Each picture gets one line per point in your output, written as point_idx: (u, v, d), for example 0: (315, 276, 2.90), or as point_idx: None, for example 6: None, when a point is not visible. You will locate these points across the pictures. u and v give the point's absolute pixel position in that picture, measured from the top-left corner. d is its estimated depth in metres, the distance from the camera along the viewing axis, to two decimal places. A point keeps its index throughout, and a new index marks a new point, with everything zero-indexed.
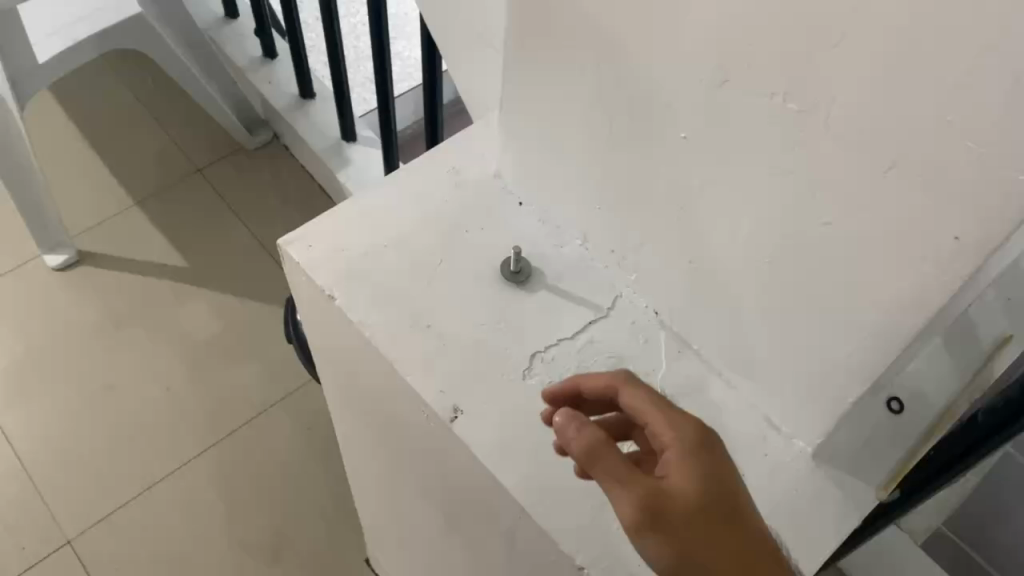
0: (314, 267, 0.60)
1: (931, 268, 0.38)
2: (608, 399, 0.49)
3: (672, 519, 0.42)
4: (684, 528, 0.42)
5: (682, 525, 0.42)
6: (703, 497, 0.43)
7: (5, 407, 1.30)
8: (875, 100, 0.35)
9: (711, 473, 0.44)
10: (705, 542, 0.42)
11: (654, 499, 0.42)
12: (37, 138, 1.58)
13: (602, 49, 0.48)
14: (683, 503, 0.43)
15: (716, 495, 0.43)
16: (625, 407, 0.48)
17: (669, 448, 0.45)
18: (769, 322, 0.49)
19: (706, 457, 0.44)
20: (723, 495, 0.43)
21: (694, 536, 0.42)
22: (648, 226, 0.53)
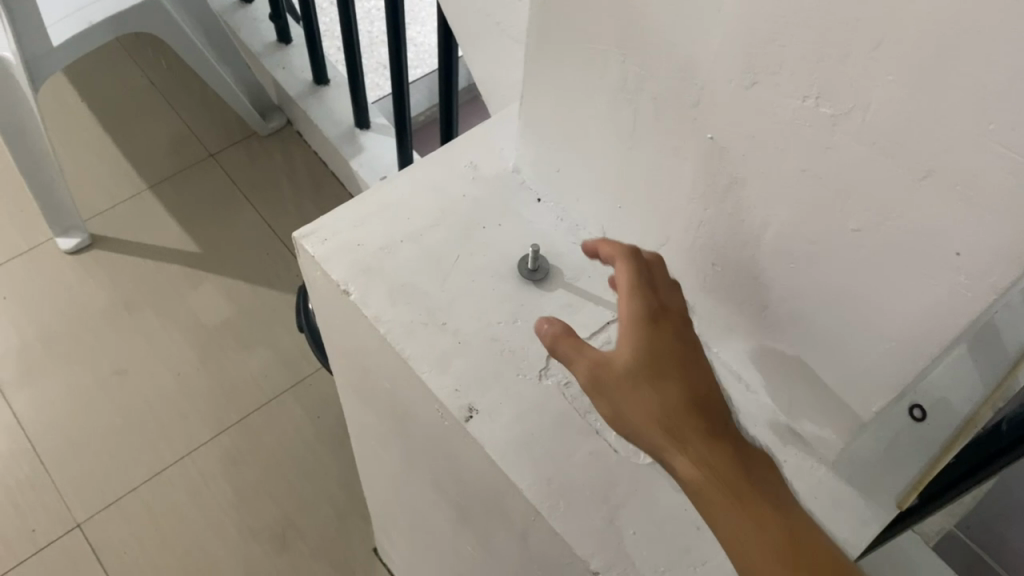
0: (329, 260, 0.59)
1: (964, 279, 0.37)
2: None
3: (611, 389, 0.45)
4: (619, 394, 0.45)
5: (618, 392, 0.45)
6: (642, 365, 0.45)
7: (16, 389, 1.30)
8: (911, 105, 0.34)
9: (657, 345, 0.46)
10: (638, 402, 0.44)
11: (597, 371, 0.45)
12: (51, 120, 1.58)
13: (626, 46, 0.47)
14: (624, 371, 0.45)
15: (655, 364, 0.45)
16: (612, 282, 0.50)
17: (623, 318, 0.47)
18: (793, 327, 0.48)
19: (653, 329, 0.46)
20: (664, 363, 0.45)
21: (627, 400, 0.45)
22: (670, 225, 0.52)
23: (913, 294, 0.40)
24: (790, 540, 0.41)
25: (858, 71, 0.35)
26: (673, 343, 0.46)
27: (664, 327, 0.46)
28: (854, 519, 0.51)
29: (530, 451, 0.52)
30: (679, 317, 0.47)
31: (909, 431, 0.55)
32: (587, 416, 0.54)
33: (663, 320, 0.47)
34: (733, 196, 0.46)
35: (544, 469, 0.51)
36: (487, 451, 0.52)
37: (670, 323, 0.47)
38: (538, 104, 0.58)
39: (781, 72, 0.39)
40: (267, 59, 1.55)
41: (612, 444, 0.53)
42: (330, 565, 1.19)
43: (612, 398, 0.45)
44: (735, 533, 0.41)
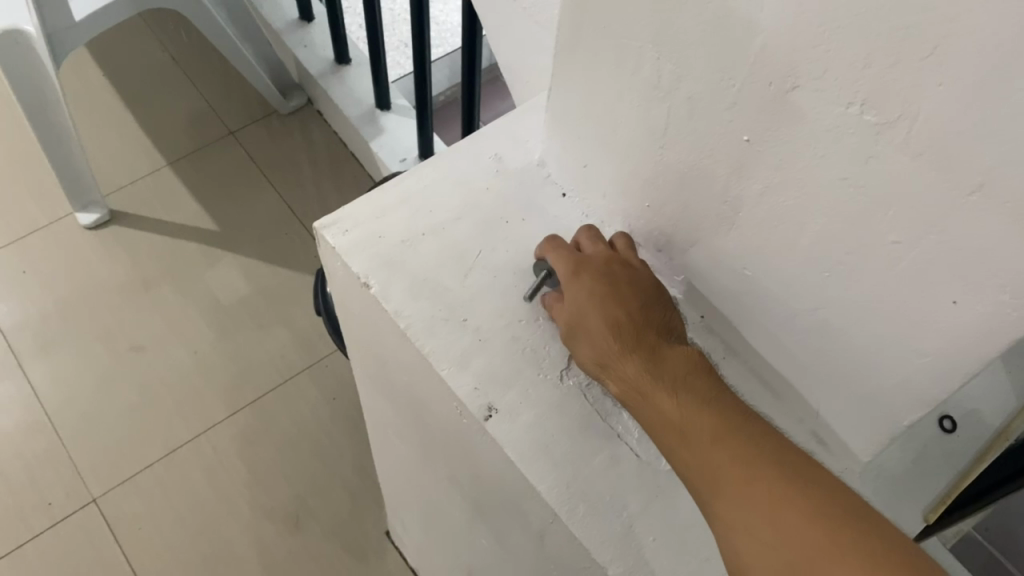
0: (350, 252, 0.58)
1: (1010, 298, 0.36)
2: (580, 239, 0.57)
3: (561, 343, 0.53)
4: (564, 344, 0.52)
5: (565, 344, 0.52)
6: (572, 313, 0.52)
7: (34, 364, 1.30)
8: (962, 119, 0.33)
9: (578, 291, 0.53)
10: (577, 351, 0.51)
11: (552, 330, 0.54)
12: (72, 94, 1.57)
13: (661, 43, 0.45)
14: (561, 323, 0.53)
15: (579, 308, 0.52)
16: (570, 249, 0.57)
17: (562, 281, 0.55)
18: (826, 336, 0.47)
19: (572, 280, 0.53)
20: (585, 309, 0.52)
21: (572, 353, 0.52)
22: (699, 227, 0.51)
23: (955, 311, 0.38)
24: (680, 415, 0.45)
25: (908, 80, 0.34)
26: (595, 283, 0.52)
27: (584, 273, 0.53)
28: None
29: (549, 452, 0.51)
30: (604, 261, 0.54)
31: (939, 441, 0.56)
32: (609, 419, 0.53)
33: (582, 268, 0.53)
34: (767, 201, 0.45)
35: (563, 472, 0.51)
36: (505, 452, 0.51)
37: (590, 268, 0.53)
38: (566, 96, 0.56)
39: (825, 77, 0.37)
40: (289, 37, 1.53)
41: (634, 449, 0.52)
42: (343, 548, 1.19)
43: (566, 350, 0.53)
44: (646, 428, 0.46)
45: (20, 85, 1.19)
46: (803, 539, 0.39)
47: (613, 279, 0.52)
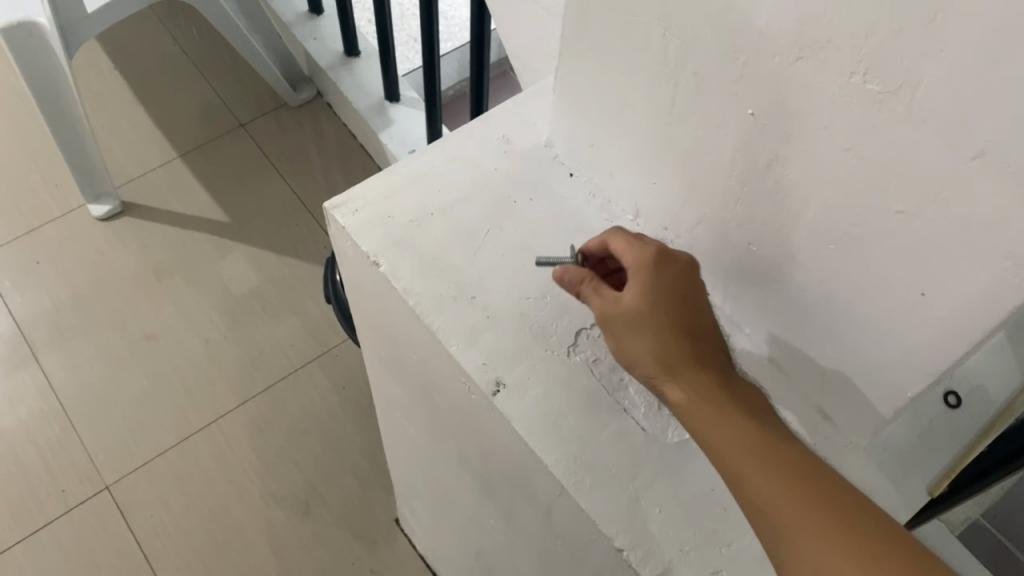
0: (359, 231, 0.59)
1: (1011, 264, 0.36)
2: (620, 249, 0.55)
3: (618, 325, 0.50)
4: (623, 329, 0.49)
5: (625, 327, 0.49)
6: (644, 304, 0.49)
7: (49, 354, 1.32)
8: (965, 83, 0.33)
9: (660, 282, 0.50)
10: (640, 335, 0.49)
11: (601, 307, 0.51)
12: (84, 86, 1.59)
13: (667, 19, 0.46)
14: (626, 309, 0.50)
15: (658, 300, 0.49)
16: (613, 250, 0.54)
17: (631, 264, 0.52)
18: (831, 309, 0.47)
19: (654, 270, 0.50)
20: (661, 302, 0.49)
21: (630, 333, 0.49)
22: (705, 204, 0.52)
23: (957, 280, 0.39)
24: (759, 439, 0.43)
25: (912, 48, 0.34)
26: (677, 284, 0.50)
27: (668, 269, 0.50)
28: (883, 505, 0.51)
29: (557, 427, 0.52)
30: (686, 264, 0.51)
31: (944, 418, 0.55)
32: (616, 394, 0.54)
33: (666, 262, 0.51)
34: (773, 174, 0.45)
35: (570, 446, 0.51)
36: (513, 426, 0.52)
37: (674, 267, 0.51)
38: (573, 75, 0.57)
39: (828, 48, 0.38)
40: (299, 29, 1.54)
41: (640, 423, 0.53)
42: (353, 535, 1.20)
43: (618, 332, 0.50)
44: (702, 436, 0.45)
45: (33, 76, 1.20)
46: (868, 571, 0.37)
47: (692, 288, 0.50)
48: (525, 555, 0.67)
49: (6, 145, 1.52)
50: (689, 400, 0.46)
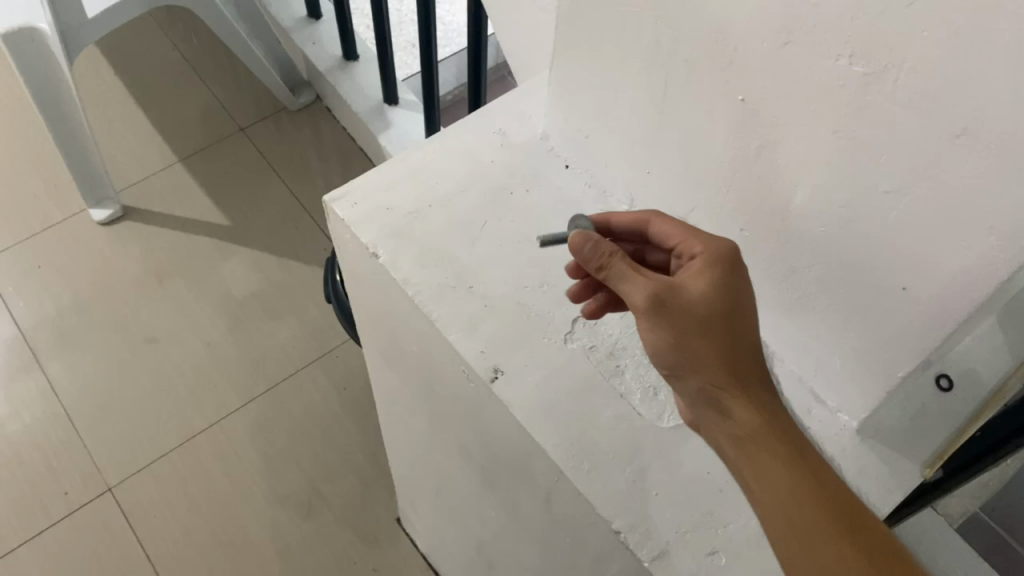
0: (358, 223, 0.60)
1: (998, 240, 0.37)
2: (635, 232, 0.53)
3: (679, 320, 0.46)
4: (686, 328, 0.46)
5: (688, 326, 0.46)
6: (718, 303, 0.46)
7: (51, 358, 1.32)
8: (948, 61, 0.34)
9: (728, 283, 0.47)
10: (712, 336, 0.46)
11: (653, 293, 0.46)
12: (84, 92, 1.60)
13: (658, 8, 0.47)
14: (688, 306, 0.46)
15: (725, 303, 0.46)
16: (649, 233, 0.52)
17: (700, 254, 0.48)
18: (823, 291, 0.48)
19: (723, 269, 0.47)
20: (734, 305, 0.46)
21: (698, 330, 0.46)
22: (699, 191, 0.53)
23: (944, 257, 0.40)
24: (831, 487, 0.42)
25: (897, 28, 0.35)
26: (745, 285, 0.47)
27: (740, 269, 0.48)
28: (878, 484, 0.52)
29: (555, 412, 0.53)
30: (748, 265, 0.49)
31: (935, 402, 0.54)
32: (613, 380, 0.55)
33: (737, 261, 0.48)
34: (764, 159, 0.46)
35: (569, 431, 0.52)
36: (512, 412, 0.53)
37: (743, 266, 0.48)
38: (568, 69, 0.58)
39: (814, 32, 0.39)
40: (298, 34, 1.55)
41: (637, 408, 0.54)
42: (355, 534, 1.21)
43: (674, 326, 0.46)
44: (762, 464, 0.43)
45: (35, 80, 1.21)
46: None
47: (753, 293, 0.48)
48: (525, 546, 0.68)
49: (7, 151, 1.53)
50: (758, 428, 0.44)
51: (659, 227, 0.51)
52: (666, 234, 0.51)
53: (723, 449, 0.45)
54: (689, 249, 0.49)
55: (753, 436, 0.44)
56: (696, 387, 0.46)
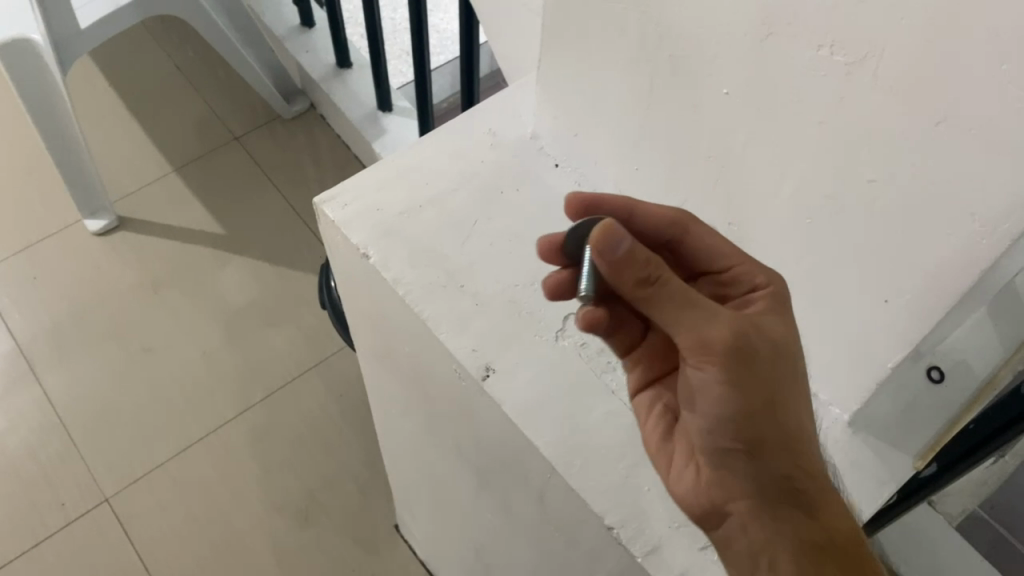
0: (349, 225, 0.60)
1: (980, 226, 0.37)
2: (662, 233, 0.50)
3: (767, 379, 0.44)
4: (776, 393, 0.44)
5: (774, 388, 0.44)
6: (790, 355, 0.44)
7: (48, 369, 1.32)
8: (927, 49, 0.34)
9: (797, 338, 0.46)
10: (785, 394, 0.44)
11: (738, 335, 0.43)
12: (79, 104, 1.60)
13: (643, 4, 0.47)
14: (772, 360, 0.44)
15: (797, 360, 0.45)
16: (691, 242, 0.49)
17: (766, 287, 0.46)
18: (811, 282, 0.48)
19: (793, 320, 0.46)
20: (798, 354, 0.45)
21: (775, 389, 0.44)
22: (687, 185, 0.53)
23: (928, 245, 0.40)
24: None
25: (876, 17, 0.35)
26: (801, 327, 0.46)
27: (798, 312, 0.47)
28: (870, 480, 0.53)
29: (546, 409, 0.53)
30: None
31: (926, 393, 0.55)
32: (604, 376, 0.55)
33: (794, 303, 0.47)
34: (750, 152, 0.46)
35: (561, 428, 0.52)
36: (504, 409, 0.53)
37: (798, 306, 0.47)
38: (555, 68, 0.58)
39: (796, 23, 0.39)
40: (291, 43, 1.55)
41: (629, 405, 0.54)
42: (354, 541, 1.21)
43: (762, 386, 0.44)
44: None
45: (29, 92, 1.21)
46: None
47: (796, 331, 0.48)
48: (522, 547, 0.67)
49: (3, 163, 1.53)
50: (846, 538, 0.45)
51: (705, 237, 0.48)
52: (705, 250, 0.49)
53: (778, 554, 0.46)
54: (751, 278, 0.47)
55: (837, 545, 0.45)
56: (778, 471, 0.45)
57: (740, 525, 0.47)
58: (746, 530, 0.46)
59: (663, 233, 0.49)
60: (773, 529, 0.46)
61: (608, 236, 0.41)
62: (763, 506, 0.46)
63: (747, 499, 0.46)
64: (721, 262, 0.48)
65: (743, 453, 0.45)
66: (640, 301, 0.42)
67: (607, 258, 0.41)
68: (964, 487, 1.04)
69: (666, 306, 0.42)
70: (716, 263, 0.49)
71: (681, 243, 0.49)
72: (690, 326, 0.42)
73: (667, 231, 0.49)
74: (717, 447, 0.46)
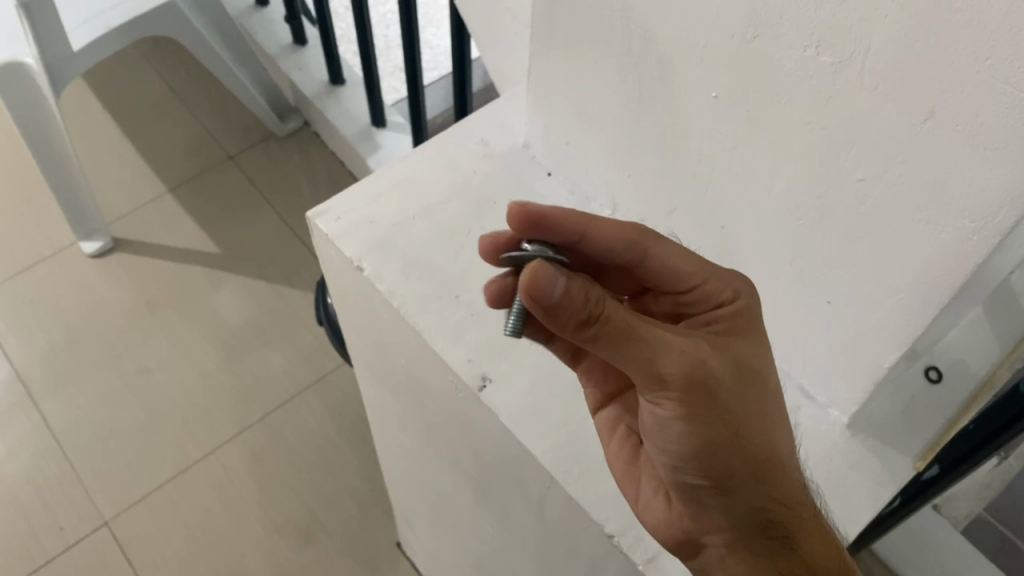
0: (341, 237, 0.60)
1: (970, 222, 0.37)
2: (616, 253, 0.48)
3: (726, 407, 0.44)
4: (737, 421, 0.44)
5: (733, 414, 0.44)
6: (746, 375, 0.45)
7: (45, 394, 1.32)
8: (911, 46, 0.34)
9: (759, 353, 0.46)
10: (746, 418, 0.44)
11: (689, 365, 0.43)
12: (73, 127, 1.60)
13: (630, 11, 0.47)
14: (729, 384, 0.44)
15: (761, 378, 0.46)
16: (652, 266, 0.48)
17: (733, 301, 0.46)
18: (805, 283, 0.48)
19: (756, 333, 0.47)
20: (754, 377, 0.46)
21: (735, 415, 0.44)
22: (680, 189, 0.53)
23: (919, 242, 0.40)
24: None
25: (859, 17, 0.36)
26: (754, 341, 0.47)
27: (758, 329, 0.47)
28: (869, 482, 0.52)
29: (543, 418, 0.53)
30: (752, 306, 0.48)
31: (924, 393, 0.55)
32: None
33: (753, 318, 0.47)
34: (741, 153, 0.46)
35: (557, 437, 0.52)
36: (501, 419, 0.53)
37: (758, 320, 0.47)
38: (545, 78, 0.58)
39: (782, 23, 0.39)
40: (284, 61, 1.55)
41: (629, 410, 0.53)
42: (355, 559, 1.20)
43: (721, 414, 0.44)
44: None
45: (22, 116, 1.21)
46: None
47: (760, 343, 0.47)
48: (523, 559, 0.67)
49: None
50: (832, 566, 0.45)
51: (665, 257, 0.47)
52: (666, 271, 0.48)
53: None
54: (716, 295, 0.47)
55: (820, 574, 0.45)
56: (750, 503, 0.46)
57: (719, 555, 0.48)
58: (724, 560, 0.48)
59: (617, 253, 0.48)
60: (751, 563, 0.47)
61: (536, 286, 0.39)
62: (738, 538, 0.47)
63: (721, 533, 0.48)
64: (686, 282, 0.48)
65: (711, 486, 0.46)
66: (582, 340, 0.41)
67: (540, 304, 0.39)
68: (965, 489, 1.04)
69: (608, 342, 0.41)
70: (683, 282, 0.48)
71: (639, 264, 0.48)
72: (639, 361, 0.41)
73: (623, 251, 0.48)
74: (684, 481, 0.47)
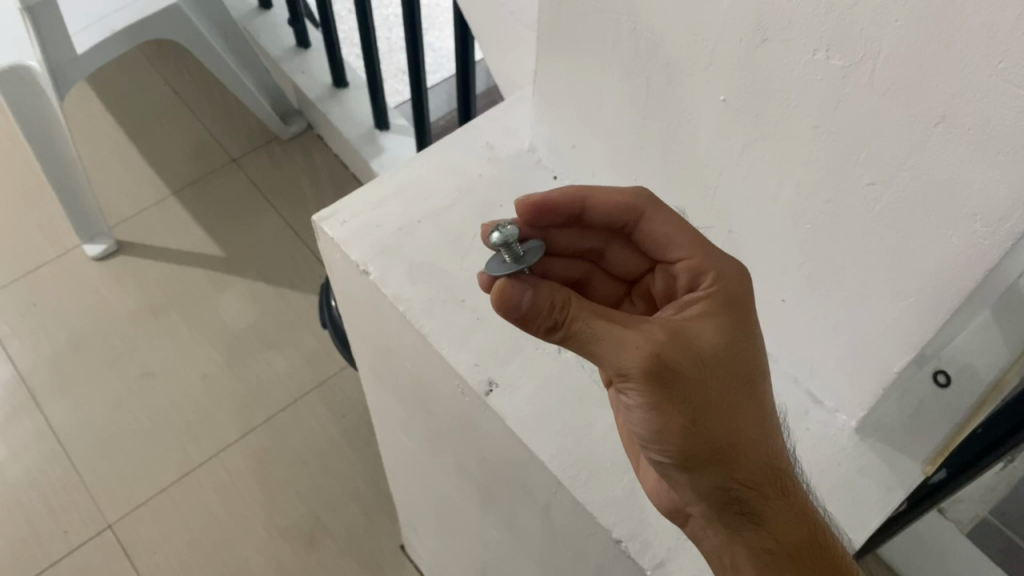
0: (346, 241, 0.60)
1: (982, 226, 0.36)
2: (615, 218, 0.51)
3: (688, 393, 0.43)
4: (699, 404, 0.43)
5: (696, 400, 0.43)
6: (714, 358, 0.44)
7: (48, 398, 1.31)
8: (922, 50, 0.34)
9: (736, 336, 0.45)
10: (708, 402, 0.43)
11: (651, 357, 0.42)
12: (76, 129, 1.60)
13: (637, 13, 0.47)
14: (691, 370, 0.43)
15: (735, 361, 0.45)
16: (648, 233, 0.50)
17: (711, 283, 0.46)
18: (813, 286, 0.48)
19: (738, 314, 0.46)
20: (724, 358, 0.44)
21: (697, 400, 0.43)
22: (687, 193, 0.53)
23: (929, 245, 0.39)
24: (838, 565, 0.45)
25: (868, 20, 0.35)
26: (730, 321, 0.45)
27: (739, 309, 0.46)
28: (877, 486, 0.52)
29: (549, 423, 0.53)
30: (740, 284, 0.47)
31: (933, 399, 0.54)
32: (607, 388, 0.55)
33: (731, 300, 0.46)
34: (748, 157, 0.46)
35: (563, 442, 0.52)
36: (508, 424, 0.53)
37: (739, 301, 0.46)
38: (550, 82, 0.58)
39: (791, 27, 0.39)
40: (287, 63, 1.55)
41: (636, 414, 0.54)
42: (358, 562, 1.20)
43: (683, 400, 0.43)
44: None
45: (26, 119, 1.21)
46: None
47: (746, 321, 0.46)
48: (528, 564, 0.67)
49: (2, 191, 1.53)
50: (798, 544, 0.44)
51: (657, 225, 0.49)
52: (656, 240, 0.50)
53: (735, 557, 0.46)
54: (698, 271, 0.47)
55: (786, 551, 0.45)
56: (719, 483, 0.45)
57: (701, 525, 0.47)
58: (707, 531, 0.47)
59: (617, 216, 0.50)
60: (728, 538, 0.46)
61: (505, 298, 0.42)
62: (710, 511, 0.46)
63: (699, 507, 0.47)
64: (674, 253, 0.49)
65: (682, 467, 0.45)
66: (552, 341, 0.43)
67: (512, 315, 0.43)
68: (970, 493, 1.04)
69: (578, 344, 0.43)
70: (669, 253, 0.49)
71: (636, 227, 0.50)
72: (596, 357, 0.42)
73: (619, 217, 0.50)
74: (656, 461, 0.46)
